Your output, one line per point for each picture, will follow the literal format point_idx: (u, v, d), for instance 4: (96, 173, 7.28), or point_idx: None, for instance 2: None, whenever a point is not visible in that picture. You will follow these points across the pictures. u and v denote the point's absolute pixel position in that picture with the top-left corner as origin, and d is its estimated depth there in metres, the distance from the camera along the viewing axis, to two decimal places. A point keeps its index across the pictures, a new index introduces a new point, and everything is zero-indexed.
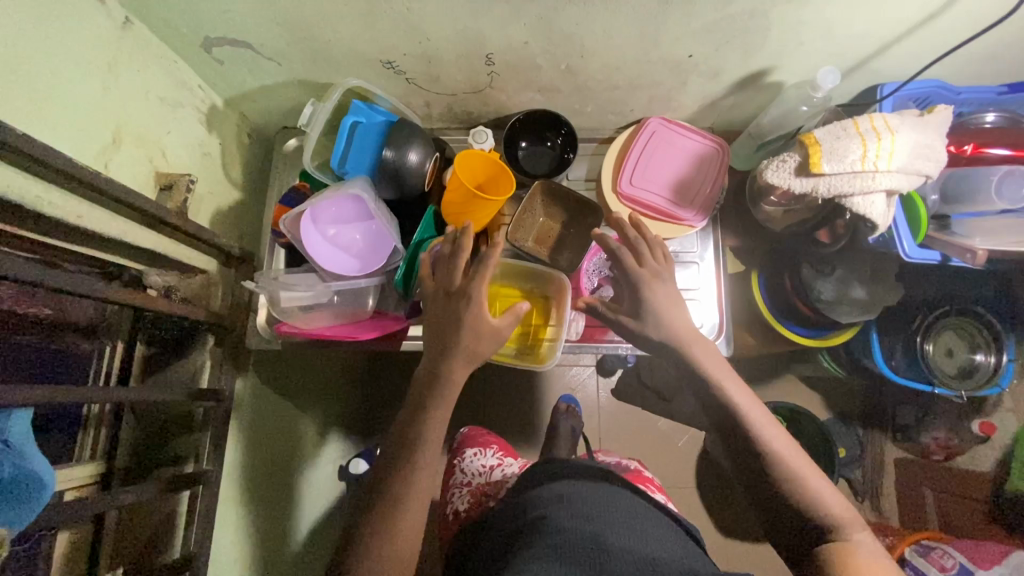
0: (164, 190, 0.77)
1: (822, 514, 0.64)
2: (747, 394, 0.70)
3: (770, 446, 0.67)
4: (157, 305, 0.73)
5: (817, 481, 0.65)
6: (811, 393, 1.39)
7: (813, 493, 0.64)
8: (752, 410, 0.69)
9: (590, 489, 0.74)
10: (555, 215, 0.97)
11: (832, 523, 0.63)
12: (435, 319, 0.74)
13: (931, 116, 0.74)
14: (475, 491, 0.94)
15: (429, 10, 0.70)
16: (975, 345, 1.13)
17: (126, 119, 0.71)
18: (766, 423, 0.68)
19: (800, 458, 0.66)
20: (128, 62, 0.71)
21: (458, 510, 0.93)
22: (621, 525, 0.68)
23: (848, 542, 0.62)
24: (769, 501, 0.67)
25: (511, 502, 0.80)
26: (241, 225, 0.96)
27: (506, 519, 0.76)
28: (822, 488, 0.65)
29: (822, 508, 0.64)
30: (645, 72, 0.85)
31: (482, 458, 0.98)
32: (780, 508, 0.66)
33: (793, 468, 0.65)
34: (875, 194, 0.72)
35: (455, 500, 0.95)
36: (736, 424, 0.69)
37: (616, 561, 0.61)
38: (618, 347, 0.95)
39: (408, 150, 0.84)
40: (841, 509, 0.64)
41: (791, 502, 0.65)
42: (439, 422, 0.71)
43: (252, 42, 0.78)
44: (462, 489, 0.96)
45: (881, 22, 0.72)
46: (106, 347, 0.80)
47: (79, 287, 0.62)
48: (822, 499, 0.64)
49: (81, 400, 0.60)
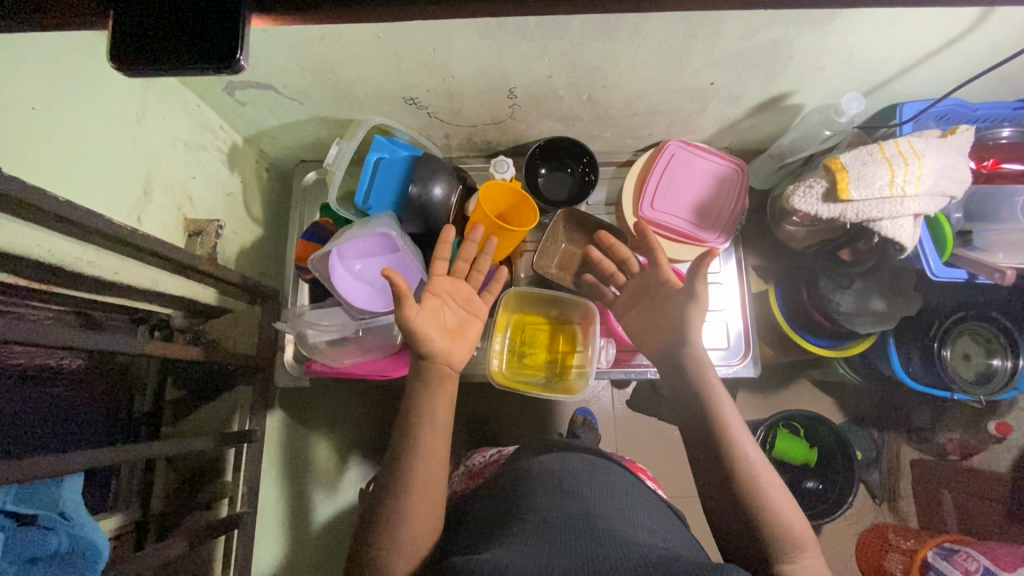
0: (194, 236, 0.77)
1: (786, 541, 0.60)
2: (731, 407, 0.68)
3: (746, 462, 0.64)
4: (195, 356, 0.73)
5: (785, 503, 0.62)
6: (826, 399, 1.37)
7: (780, 512, 0.61)
8: (733, 423, 0.67)
9: (586, 476, 0.73)
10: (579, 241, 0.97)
11: (794, 550, 0.60)
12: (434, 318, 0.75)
13: (953, 137, 0.74)
14: (471, 473, 0.94)
15: (455, 49, 0.71)
16: (991, 350, 1.11)
17: (154, 169, 0.71)
18: (739, 426, 0.67)
19: (774, 484, 0.63)
20: (154, 112, 0.71)
21: (454, 490, 0.93)
22: (617, 510, 0.67)
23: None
24: (733, 523, 0.63)
25: (502, 481, 0.79)
26: (263, 260, 0.96)
27: (497, 497, 0.75)
28: (792, 516, 0.62)
29: (788, 533, 0.60)
30: (667, 100, 0.85)
31: (486, 452, 0.99)
32: (744, 527, 0.62)
33: (764, 487, 0.63)
34: (905, 219, 0.74)
35: (454, 484, 0.95)
36: (710, 418, 0.68)
37: (604, 538, 0.60)
38: (648, 372, 0.95)
39: (433, 185, 0.85)
40: (805, 543, 0.60)
41: (756, 520, 0.61)
42: (433, 419, 0.69)
43: (275, 84, 0.78)
44: (464, 474, 0.96)
45: (903, 48, 0.72)
46: (136, 393, 0.80)
47: (121, 346, 0.61)
48: (781, 510, 0.62)
49: (125, 458, 0.61)
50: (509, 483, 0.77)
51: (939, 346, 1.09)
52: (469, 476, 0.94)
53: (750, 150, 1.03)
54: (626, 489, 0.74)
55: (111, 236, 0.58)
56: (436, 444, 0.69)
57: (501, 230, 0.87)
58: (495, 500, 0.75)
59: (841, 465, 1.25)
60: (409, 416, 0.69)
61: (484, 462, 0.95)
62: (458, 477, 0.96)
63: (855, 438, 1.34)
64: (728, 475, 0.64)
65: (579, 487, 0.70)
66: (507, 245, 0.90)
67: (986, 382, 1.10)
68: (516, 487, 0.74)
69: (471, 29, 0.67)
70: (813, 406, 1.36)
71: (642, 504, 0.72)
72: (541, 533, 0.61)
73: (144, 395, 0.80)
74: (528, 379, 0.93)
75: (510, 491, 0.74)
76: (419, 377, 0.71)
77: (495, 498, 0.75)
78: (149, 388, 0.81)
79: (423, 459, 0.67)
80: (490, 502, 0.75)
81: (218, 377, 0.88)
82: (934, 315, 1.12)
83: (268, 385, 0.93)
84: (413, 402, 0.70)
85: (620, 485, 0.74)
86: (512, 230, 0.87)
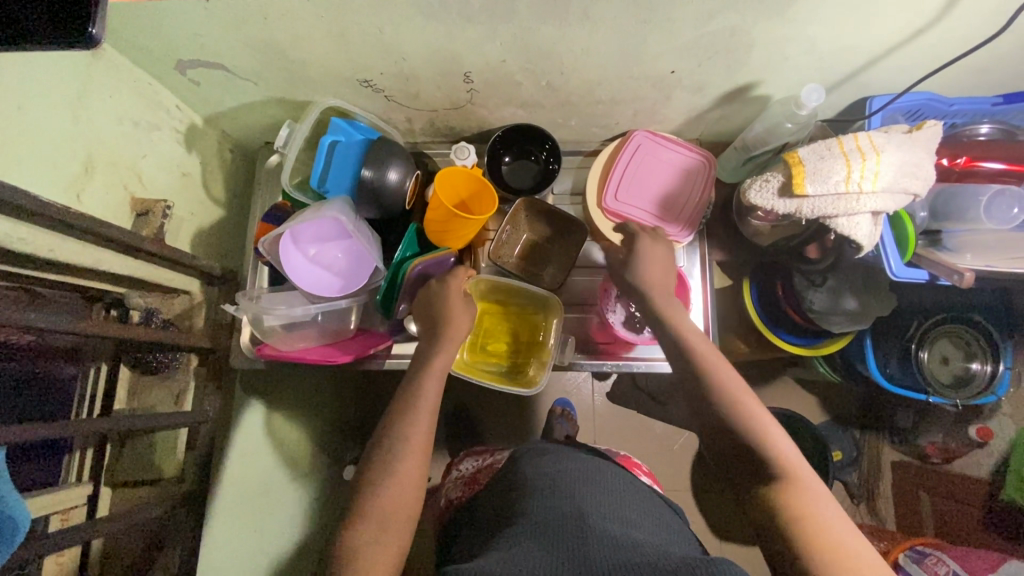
0: (141, 216, 0.77)
1: (769, 462, 0.59)
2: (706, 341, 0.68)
3: (724, 391, 0.63)
4: (140, 335, 0.72)
5: (771, 427, 0.61)
6: (807, 397, 1.35)
7: (768, 438, 0.60)
8: (707, 354, 0.66)
9: (605, 471, 0.76)
10: (540, 230, 0.96)
11: (777, 467, 0.58)
12: (428, 308, 0.79)
13: (918, 132, 0.72)
14: (467, 480, 0.92)
15: (402, 30, 0.69)
16: (970, 354, 1.09)
17: (96, 147, 0.70)
18: (712, 358, 0.66)
19: (755, 406, 0.62)
20: (99, 90, 0.70)
21: (450, 498, 0.91)
22: (601, 509, 0.66)
23: (793, 502, 0.56)
24: (726, 457, 0.62)
25: (497, 487, 0.79)
26: (224, 243, 0.96)
27: (495, 500, 0.75)
28: (778, 440, 0.60)
29: (766, 458, 0.59)
30: (629, 88, 0.83)
31: (478, 456, 0.97)
32: (734, 453, 0.61)
33: (746, 414, 0.61)
34: (861, 216, 0.72)
35: (449, 492, 0.93)
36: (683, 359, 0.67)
37: (594, 538, 0.59)
38: (606, 364, 0.93)
39: (388, 169, 0.84)
40: (792, 463, 0.59)
41: (741, 446, 0.61)
42: (428, 399, 0.69)
43: (225, 63, 0.77)
44: (457, 481, 0.94)
45: (865, 39, 0.70)
46: (89, 370, 0.80)
47: (59, 325, 0.61)
48: (771, 438, 0.60)
49: (64, 433, 0.62)
50: (504, 483, 0.78)
51: (916, 347, 1.06)
52: (465, 481, 0.91)
53: (721, 142, 1.01)
54: (619, 484, 0.74)
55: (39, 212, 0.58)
56: (426, 422, 0.68)
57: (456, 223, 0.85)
58: (494, 502, 0.75)
59: (815, 466, 1.24)
60: (400, 405, 0.70)
61: (478, 466, 0.93)
62: (451, 485, 0.94)
63: (834, 437, 1.32)
64: (710, 406, 0.63)
65: (592, 475, 0.73)
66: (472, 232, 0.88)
67: (962, 386, 1.07)
68: (528, 475, 0.75)
69: (415, 11, 0.65)
70: (793, 404, 1.34)
71: (628, 498, 0.71)
72: (550, 523, 0.63)
73: (97, 373, 0.81)
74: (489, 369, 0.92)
75: (510, 492, 0.74)
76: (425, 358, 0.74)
77: (496, 500, 0.75)
78: (102, 365, 0.81)
79: (408, 453, 0.66)
80: (489, 507, 0.75)
81: (175, 357, 0.87)
82: (911, 316, 1.09)
83: (221, 366, 0.92)
84: (411, 386, 0.71)
85: (608, 480, 0.73)
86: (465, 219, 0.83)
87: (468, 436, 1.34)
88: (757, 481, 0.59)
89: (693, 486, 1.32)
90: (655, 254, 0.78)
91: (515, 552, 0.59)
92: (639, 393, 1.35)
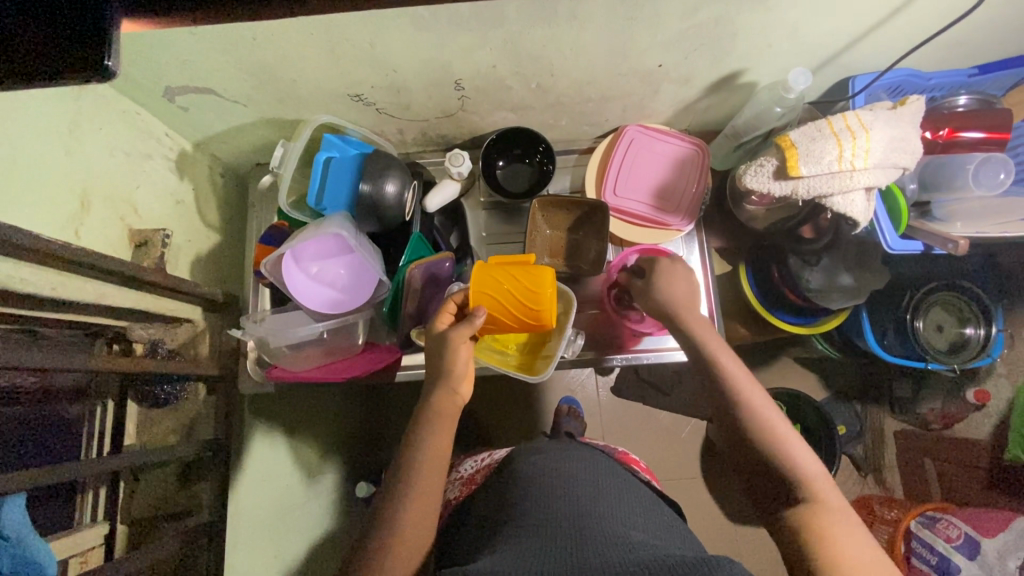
0: (140, 247, 0.76)
1: (798, 482, 0.61)
2: (744, 370, 0.67)
3: (749, 403, 0.65)
4: (147, 368, 0.71)
5: (799, 448, 0.63)
6: (810, 374, 1.36)
7: (794, 455, 0.62)
8: (745, 384, 0.66)
9: (609, 477, 0.75)
10: (561, 224, 0.95)
11: (803, 488, 0.61)
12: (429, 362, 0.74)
13: (903, 107, 0.74)
14: (465, 480, 0.90)
15: (393, 43, 0.69)
16: (963, 319, 1.11)
17: (89, 181, 0.69)
18: (744, 379, 0.67)
19: (784, 426, 0.64)
20: (88, 122, 0.69)
21: (449, 498, 0.88)
22: (612, 510, 0.66)
23: (817, 524, 0.58)
24: (761, 482, 0.64)
25: (495, 486, 0.78)
26: (221, 267, 0.94)
27: (494, 497, 0.75)
28: (804, 458, 0.62)
29: (790, 472, 0.61)
30: (617, 84, 0.84)
31: (477, 458, 0.96)
32: (761, 474, 0.64)
33: (773, 433, 0.63)
34: (855, 193, 0.73)
35: (448, 492, 0.91)
36: (715, 380, 0.68)
37: (593, 538, 0.59)
38: (616, 359, 0.93)
39: (385, 182, 0.84)
40: (816, 480, 0.61)
41: (767, 472, 0.63)
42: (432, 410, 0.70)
43: (215, 87, 0.77)
44: (455, 481, 0.93)
45: (845, 21, 0.72)
46: (95, 408, 0.77)
47: (66, 363, 0.60)
48: (798, 459, 0.62)
49: (79, 473, 0.61)
50: (501, 482, 0.77)
51: (912, 317, 1.08)
52: (464, 481, 0.90)
53: (709, 130, 1.03)
54: (625, 486, 0.74)
55: (38, 249, 0.57)
56: (445, 425, 0.70)
57: (493, 309, 0.74)
58: (488, 504, 0.75)
59: (822, 441, 1.25)
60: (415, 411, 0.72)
61: (476, 467, 0.92)
62: (450, 486, 0.92)
63: (838, 411, 1.33)
64: (738, 435, 0.65)
65: (584, 472, 0.74)
66: (507, 285, 0.74)
67: (959, 351, 1.09)
68: (517, 481, 0.74)
69: (406, 22, 0.65)
70: (795, 383, 1.36)
71: (634, 498, 0.71)
72: (550, 525, 0.62)
73: (103, 410, 0.77)
74: (495, 353, 0.88)
75: (502, 492, 0.74)
76: (448, 373, 0.71)
77: (494, 497, 0.75)
78: (108, 402, 0.78)
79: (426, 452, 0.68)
80: (486, 506, 0.75)
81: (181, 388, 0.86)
82: (904, 286, 1.11)
83: (231, 391, 0.91)
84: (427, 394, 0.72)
85: (615, 485, 0.73)
86: (484, 305, 0.73)
87: (476, 441, 1.34)
88: (785, 503, 0.61)
89: (704, 472, 1.33)
90: (674, 271, 0.76)
91: (513, 554, 0.58)
92: (643, 384, 1.36)
